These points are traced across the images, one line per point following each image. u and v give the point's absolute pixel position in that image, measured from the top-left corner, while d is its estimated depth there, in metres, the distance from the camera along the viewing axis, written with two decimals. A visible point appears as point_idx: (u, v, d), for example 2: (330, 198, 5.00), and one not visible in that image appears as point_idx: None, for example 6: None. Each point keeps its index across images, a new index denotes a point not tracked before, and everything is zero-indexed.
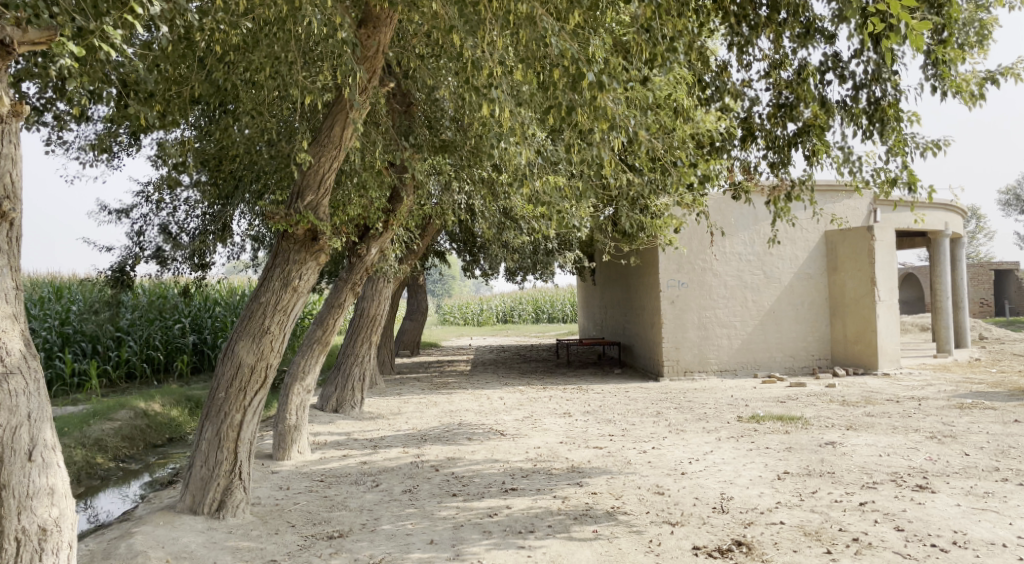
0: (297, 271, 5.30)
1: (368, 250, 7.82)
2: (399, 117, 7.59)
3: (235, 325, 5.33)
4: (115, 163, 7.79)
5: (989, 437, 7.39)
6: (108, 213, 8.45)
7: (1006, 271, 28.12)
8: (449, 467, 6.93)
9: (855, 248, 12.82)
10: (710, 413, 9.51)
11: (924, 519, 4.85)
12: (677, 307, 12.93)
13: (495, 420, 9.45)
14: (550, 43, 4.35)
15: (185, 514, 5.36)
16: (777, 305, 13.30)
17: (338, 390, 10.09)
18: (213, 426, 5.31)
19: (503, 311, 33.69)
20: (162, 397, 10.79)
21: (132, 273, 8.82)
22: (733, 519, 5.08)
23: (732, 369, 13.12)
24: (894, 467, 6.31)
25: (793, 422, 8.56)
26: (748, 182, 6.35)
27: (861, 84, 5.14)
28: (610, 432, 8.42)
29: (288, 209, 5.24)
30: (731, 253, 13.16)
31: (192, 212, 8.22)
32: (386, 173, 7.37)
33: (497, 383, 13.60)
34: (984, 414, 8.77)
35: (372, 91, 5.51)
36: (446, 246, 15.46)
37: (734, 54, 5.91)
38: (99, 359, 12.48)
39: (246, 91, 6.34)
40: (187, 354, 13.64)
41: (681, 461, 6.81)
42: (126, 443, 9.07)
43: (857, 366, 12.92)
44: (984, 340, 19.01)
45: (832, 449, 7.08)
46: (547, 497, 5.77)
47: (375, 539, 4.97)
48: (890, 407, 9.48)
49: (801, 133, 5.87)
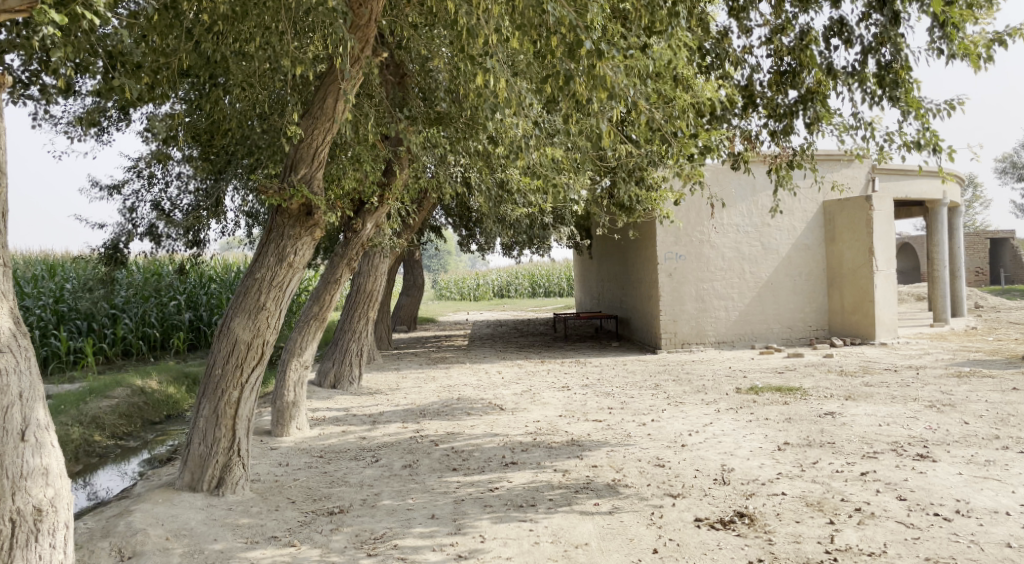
0: (292, 246, 5.22)
1: (364, 225, 7.61)
2: (393, 88, 7.72)
3: (230, 301, 5.24)
4: (105, 138, 7.65)
5: (988, 405, 7.39)
6: (100, 189, 8.32)
7: (1001, 240, 28.16)
8: (449, 441, 6.91)
9: (854, 218, 12.74)
10: (708, 384, 9.52)
11: (926, 488, 4.84)
12: (675, 280, 12.90)
13: (494, 394, 9.43)
14: (547, 9, 4.22)
15: (184, 492, 5.34)
16: (775, 277, 13.24)
17: (335, 365, 10.07)
18: (210, 403, 5.25)
19: (500, 286, 33.75)
20: (159, 374, 10.75)
21: (126, 250, 8.71)
22: (735, 490, 5.07)
23: (729, 341, 13.12)
24: (894, 436, 6.31)
25: (792, 392, 8.56)
26: (749, 151, 6.30)
27: (869, 48, 5.06)
28: (609, 404, 8.41)
29: (282, 183, 5.15)
30: (730, 225, 13.07)
31: (185, 187, 8.08)
32: (381, 147, 7.23)
33: (494, 357, 13.61)
34: (982, 382, 8.78)
35: (364, 62, 5.40)
36: (442, 221, 15.29)
37: (735, 19, 5.88)
38: (95, 337, 12.42)
39: (237, 63, 6.18)
40: (183, 332, 13.58)
41: (681, 433, 6.80)
42: (123, 421, 9.04)
43: (854, 337, 12.93)
44: (980, 308, 19.07)
45: (832, 419, 7.06)
46: (548, 470, 5.76)
47: (376, 515, 4.95)
48: (888, 377, 9.49)
49: (802, 101, 5.79)
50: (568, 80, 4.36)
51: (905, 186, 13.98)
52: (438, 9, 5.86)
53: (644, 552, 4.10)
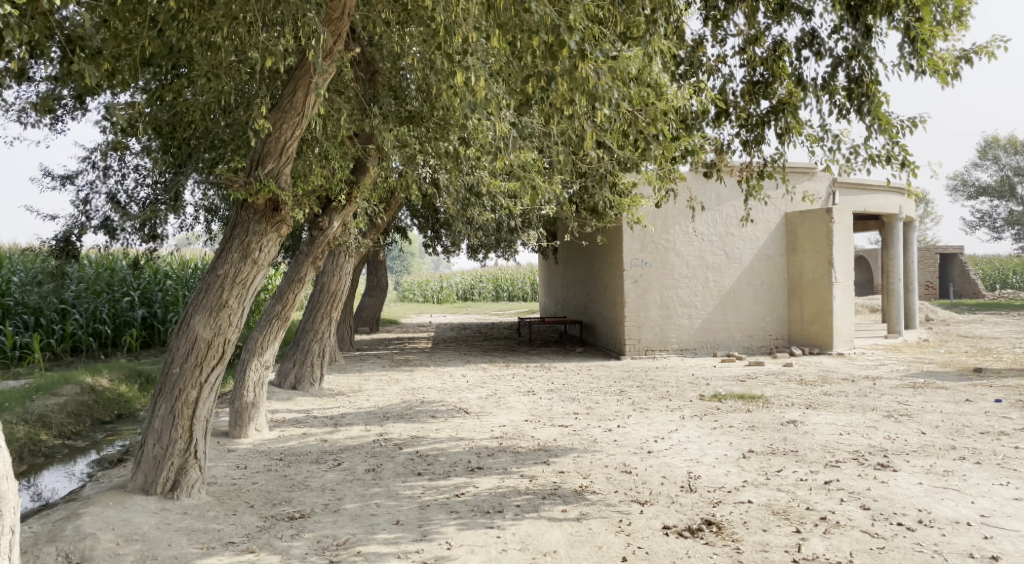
0: (257, 243, 5.06)
1: (330, 224, 7.56)
2: (363, 85, 7.57)
3: (190, 299, 5.06)
4: (59, 126, 7.37)
5: (943, 416, 7.56)
6: (52, 179, 8.02)
7: (951, 256, 29.06)
8: (413, 445, 6.79)
9: (814, 230, 12.98)
10: (672, 391, 9.57)
11: (888, 498, 4.91)
12: (641, 287, 12.98)
13: (459, 398, 9.32)
14: (527, 8, 4.18)
15: (136, 495, 5.12)
16: (737, 285, 13.39)
17: (296, 366, 9.86)
18: (167, 403, 5.06)
19: (464, 289, 33.68)
20: (110, 372, 10.41)
21: (78, 244, 8.40)
22: (702, 497, 5.07)
23: (692, 348, 13.23)
24: (855, 445, 6.40)
25: (754, 400, 8.64)
26: (720, 161, 6.36)
27: (840, 60, 5.20)
28: (575, 410, 8.38)
29: (248, 177, 5.00)
30: (695, 233, 13.20)
31: (142, 180, 7.81)
32: (350, 144, 7.11)
33: (458, 360, 13.51)
34: (936, 393, 8.99)
35: (336, 58, 5.29)
36: (408, 222, 15.23)
37: (709, 29, 5.96)
38: (43, 332, 11.97)
39: (203, 53, 6.00)
40: (136, 329, 13.17)
41: (647, 439, 6.80)
42: (71, 420, 8.72)
43: (812, 346, 13.16)
44: (931, 321, 19.62)
45: (794, 428, 7.14)
46: (515, 476, 5.68)
47: (339, 520, 4.81)
48: (846, 386, 9.65)
49: (774, 111, 5.85)
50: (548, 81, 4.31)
51: (865, 200, 14.29)
52: (414, 5, 5.76)
53: (614, 560, 4.06)
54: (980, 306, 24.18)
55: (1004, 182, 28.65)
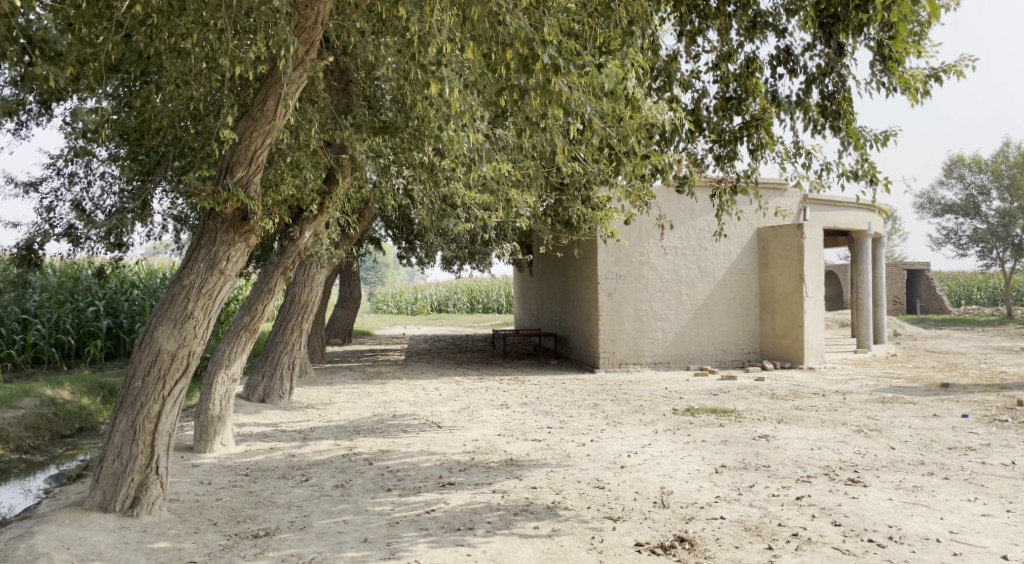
0: (224, 253, 4.96)
1: (301, 233, 7.40)
2: (337, 94, 7.45)
3: (154, 309, 4.93)
4: (23, 133, 7.20)
5: (912, 431, 7.64)
6: (15, 186, 7.82)
7: (918, 272, 29.57)
8: (383, 460, 6.68)
9: (785, 245, 13.12)
10: (645, 405, 9.56)
11: (859, 514, 4.92)
12: (615, 300, 12.99)
13: (431, 411, 9.21)
14: (504, 20, 4.15)
15: (94, 512, 4.94)
16: (710, 299, 13.46)
17: (265, 379, 9.67)
18: (128, 417, 4.90)
19: (438, 301, 33.53)
20: (71, 383, 10.14)
21: (41, 252, 8.17)
22: (674, 513, 5.04)
23: (665, 362, 13.26)
24: (826, 460, 6.43)
25: (727, 415, 8.65)
26: (695, 174, 6.39)
27: (813, 77, 5.26)
28: (548, 424, 8.32)
29: (217, 185, 4.90)
30: (669, 248, 13.27)
31: (109, 188, 7.65)
32: (322, 154, 7.02)
33: (432, 372, 13.39)
34: (904, 408, 9.09)
35: (308, 66, 5.22)
36: (382, 233, 15.23)
37: (683, 45, 6.01)
38: (3, 342, 11.67)
39: (170, 58, 5.93)
40: (101, 339, 12.87)
41: (620, 454, 6.76)
42: (29, 434, 8.45)
43: (784, 360, 13.26)
44: (898, 336, 19.91)
45: (766, 442, 7.16)
46: (486, 491, 5.60)
47: (304, 539, 4.69)
48: (817, 401, 9.71)
49: (746, 127, 5.89)
50: (523, 95, 4.27)
51: (835, 216, 14.50)
52: (388, 15, 5.70)
53: None
54: (945, 321, 24.61)
55: (968, 201, 29.29)
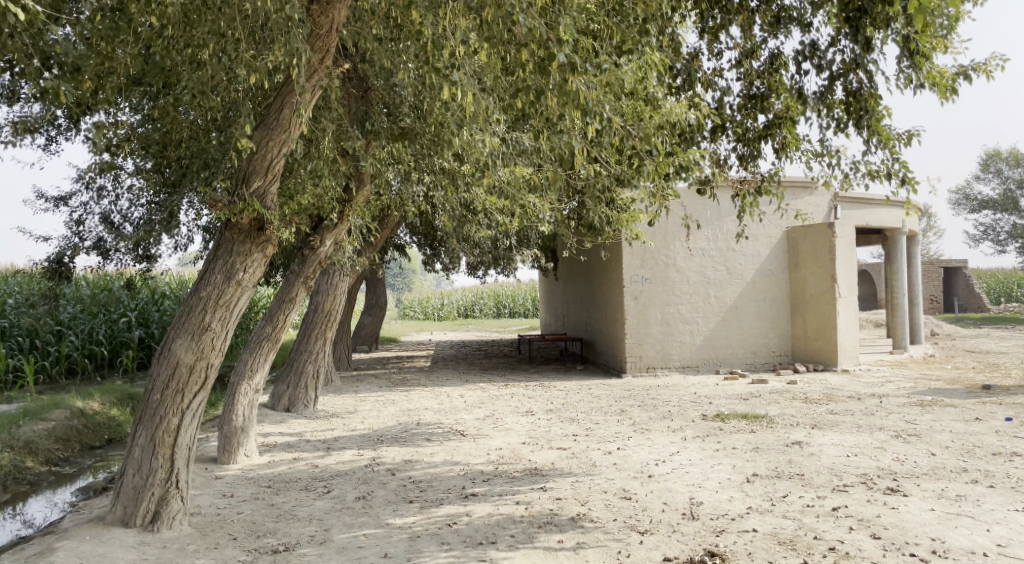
0: (241, 264, 4.90)
1: (321, 243, 7.33)
2: (356, 102, 7.38)
3: (172, 321, 4.90)
4: (52, 148, 7.26)
5: (953, 436, 7.34)
6: (46, 200, 7.90)
7: (955, 270, 28.82)
8: (406, 470, 6.58)
9: (816, 245, 12.80)
10: (674, 410, 9.36)
11: (900, 526, 4.70)
12: (641, 303, 12.80)
13: (456, 419, 9.11)
14: (517, 21, 4.03)
15: (115, 527, 4.92)
16: (739, 302, 13.19)
17: (290, 388, 9.64)
18: (147, 430, 4.87)
19: (465, 306, 33.49)
20: (102, 394, 10.23)
21: (71, 265, 8.26)
22: (704, 526, 4.86)
23: (694, 365, 13.02)
24: (863, 468, 6.18)
25: (759, 420, 8.41)
26: (718, 174, 6.21)
27: (838, 74, 5.07)
28: (574, 431, 8.16)
29: (232, 195, 4.85)
30: (695, 249, 13.03)
31: (136, 200, 7.68)
32: (341, 163, 6.98)
33: (457, 379, 13.31)
34: (945, 412, 8.75)
35: (323, 75, 5.14)
36: (406, 239, 15.08)
37: (705, 42, 5.85)
38: (38, 354, 11.80)
39: (190, 70, 5.92)
40: (132, 349, 13.01)
41: (648, 462, 6.58)
42: (59, 445, 8.52)
43: (816, 363, 12.92)
44: (936, 336, 19.37)
45: (799, 449, 6.92)
46: (510, 503, 5.47)
47: (324, 554, 4.61)
48: (852, 405, 9.41)
49: (771, 126, 5.71)
50: (538, 97, 4.15)
51: (867, 215, 14.12)
52: (402, 19, 5.62)
53: None
54: (985, 320, 23.92)
55: (1006, 196, 28.51)
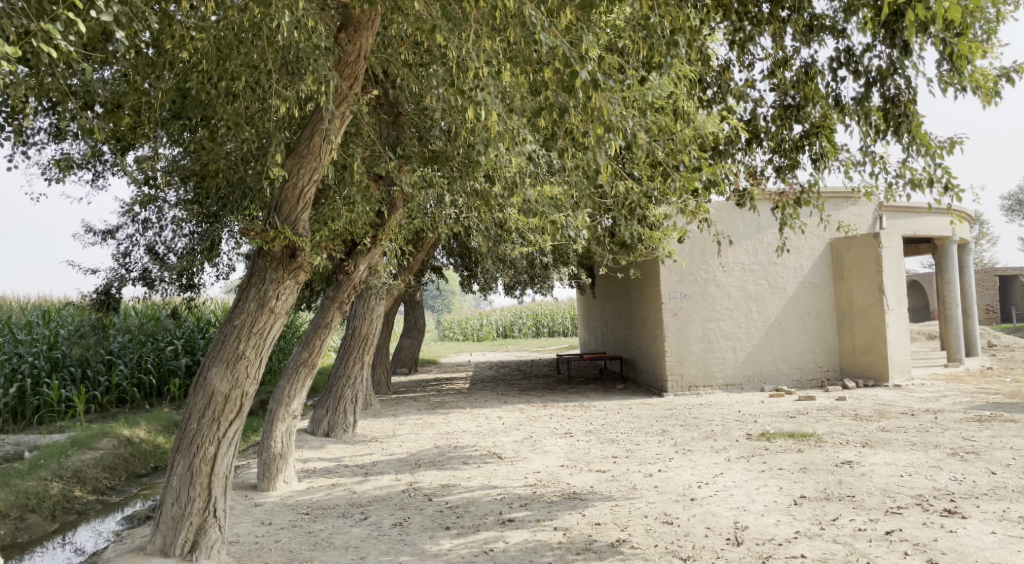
0: (274, 291, 4.93)
1: (356, 267, 7.25)
2: (387, 127, 7.44)
3: (208, 350, 4.94)
4: (98, 182, 7.48)
5: (1014, 452, 6.99)
6: (94, 234, 8.13)
7: (1010, 278, 27.78)
8: (443, 496, 6.51)
9: (861, 256, 12.45)
10: (717, 430, 9.12)
11: (959, 550, 4.45)
12: (680, 320, 12.58)
13: (494, 442, 9.02)
14: (539, 41, 3.98)
15: (155, 556, 4.95)
16: (783, 316, 12.88)
17: (329, 413, 9.66)
18: (185, 459, 4.90)
19: (504, 326, 33.45)
20: (148, 423, 10.42)
21: (118, 295, 8.45)
22: (750, 552, 4.68)
23: (738, 383, 12.71)
24: (917, 489, 5.91)
25: (806, 439, 8.14)
26: (754, 187, 6.08)
27: (877, 80, 4.91)
28: (614, 453, 8.01)
29: (265, 224, 4.90)
30: (735, 263, 12.80)
31: (179, 231, 7.85)
32: (373, 188, 7.02)
33: (496, 401, 13.22)
34: (1005, 427, 8.35)
35: (353, 101, 5.19)
36: (443, 261, 15.10)
37: (736, 54, 5.74)
38: (89, 385, 12.06)
39: (225, 102, 6.00)
40: (178, 377, 13.25)
41: (690, 485, 6.41)
42: (106, 474, 8.67)
43: (866, 378, 12.48)
44: (993, 347, 18.64)
45: (850, 469, 6.66)
46: (548, 529, 5.35)
47: None
48: (905, 421, 9.05)
49: (808, 136, 5.57)
50: (563, 115, 4.10)
51: (914, 224, 13.71)
52: (427, 44, 5.65)
53: None
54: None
55: None
